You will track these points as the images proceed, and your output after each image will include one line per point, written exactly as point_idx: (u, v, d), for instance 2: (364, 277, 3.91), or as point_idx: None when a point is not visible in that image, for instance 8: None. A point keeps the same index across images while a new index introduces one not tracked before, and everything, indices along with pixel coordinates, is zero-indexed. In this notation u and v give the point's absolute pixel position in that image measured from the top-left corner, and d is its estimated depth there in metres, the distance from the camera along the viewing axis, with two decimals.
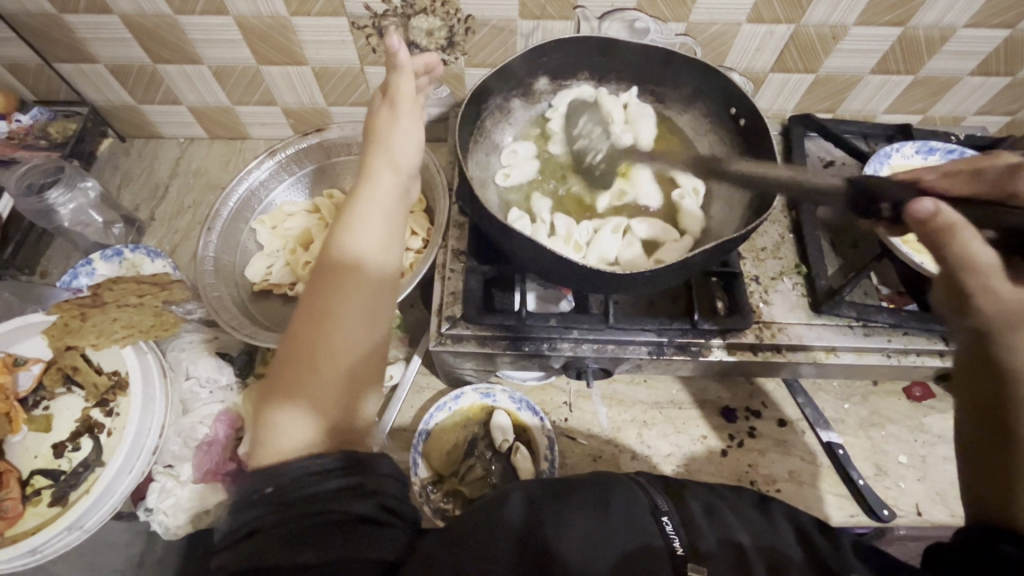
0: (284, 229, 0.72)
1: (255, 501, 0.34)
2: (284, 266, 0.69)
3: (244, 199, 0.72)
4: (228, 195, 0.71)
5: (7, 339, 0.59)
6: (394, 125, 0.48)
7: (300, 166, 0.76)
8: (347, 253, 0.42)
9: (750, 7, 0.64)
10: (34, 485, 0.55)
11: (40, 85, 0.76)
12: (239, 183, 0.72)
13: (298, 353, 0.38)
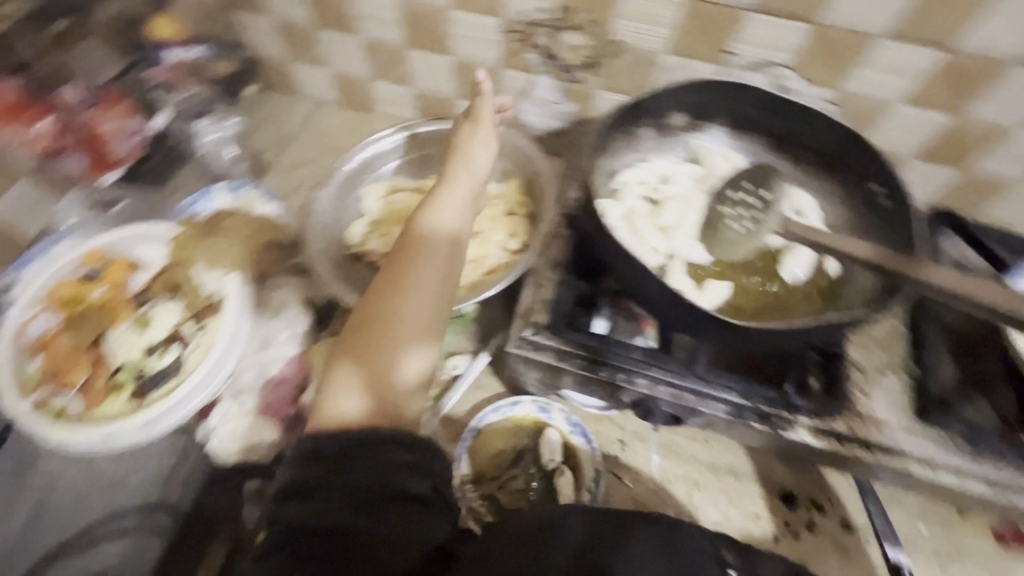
0: (390, 202, 0.74)
1: (318, 458, 0.39)
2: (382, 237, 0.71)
3: (363, 165, 0.76)
4: (351, 158, 0.75)
5: (132, 241, 0.65)
6: (470, 149, 0.55)
7: (419, 148, 0.79)
8: (416, 248, 0.48)
9: (912, 88, 0.62)
10: (119, 376, 0.58)
11: (213, 26, 0.83)
12: (364, 150, 0.76)
13: (366, 329, 0.44)
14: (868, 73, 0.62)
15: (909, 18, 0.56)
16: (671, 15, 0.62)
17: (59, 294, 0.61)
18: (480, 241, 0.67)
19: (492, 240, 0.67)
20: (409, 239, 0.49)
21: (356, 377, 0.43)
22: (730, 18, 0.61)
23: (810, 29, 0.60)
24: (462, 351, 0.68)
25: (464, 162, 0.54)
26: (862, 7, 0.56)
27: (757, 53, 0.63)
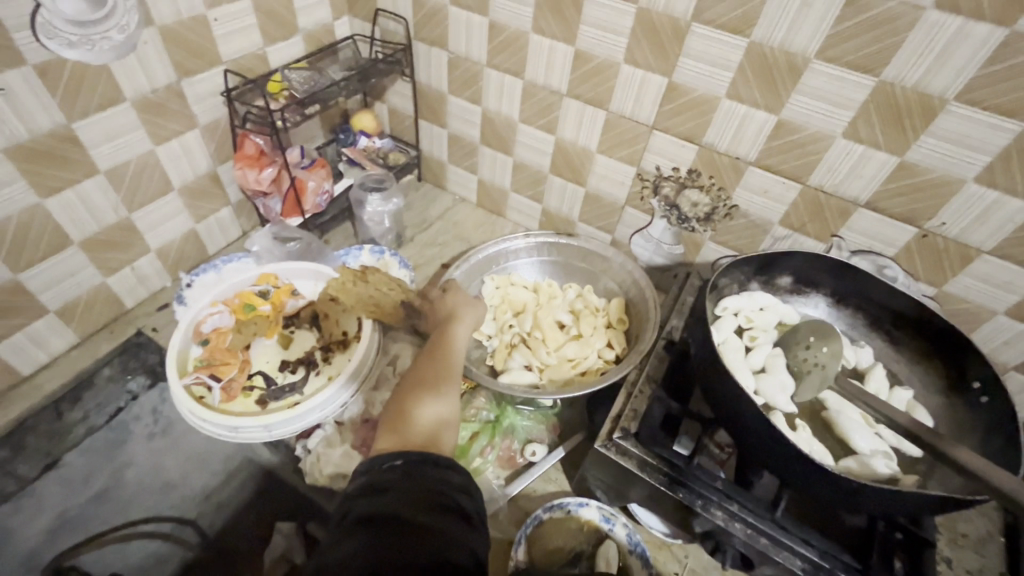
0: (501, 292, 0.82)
1: (387, 469, 0.42)
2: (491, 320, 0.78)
3: (491, 257, 0.85)
4: (483, 250, 0.84)
5: (296, 274, 0.78)
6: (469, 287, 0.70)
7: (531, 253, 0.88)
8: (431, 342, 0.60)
9: (1013, 302, 0.66)
10: (253, 381, 0.69)
11: (400, 127, 1.05)
12: (496, 245, 0.85)
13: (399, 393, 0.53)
14: (970, 279, 0.67)
15: (1015, 242, 0.62)
16: (788, 195, 0.73)
17: (234, 301, 0.73)
18: (583, 343, 0.74)
19: (594, 345, 0.75)
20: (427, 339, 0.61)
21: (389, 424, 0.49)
22: (842, 208, 0.70)
23: (917, 232, 0.67)
24: (540, 441, 0.71)
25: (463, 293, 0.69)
26: (968, 222, 0.63)
27: (862, 240, 0.71)
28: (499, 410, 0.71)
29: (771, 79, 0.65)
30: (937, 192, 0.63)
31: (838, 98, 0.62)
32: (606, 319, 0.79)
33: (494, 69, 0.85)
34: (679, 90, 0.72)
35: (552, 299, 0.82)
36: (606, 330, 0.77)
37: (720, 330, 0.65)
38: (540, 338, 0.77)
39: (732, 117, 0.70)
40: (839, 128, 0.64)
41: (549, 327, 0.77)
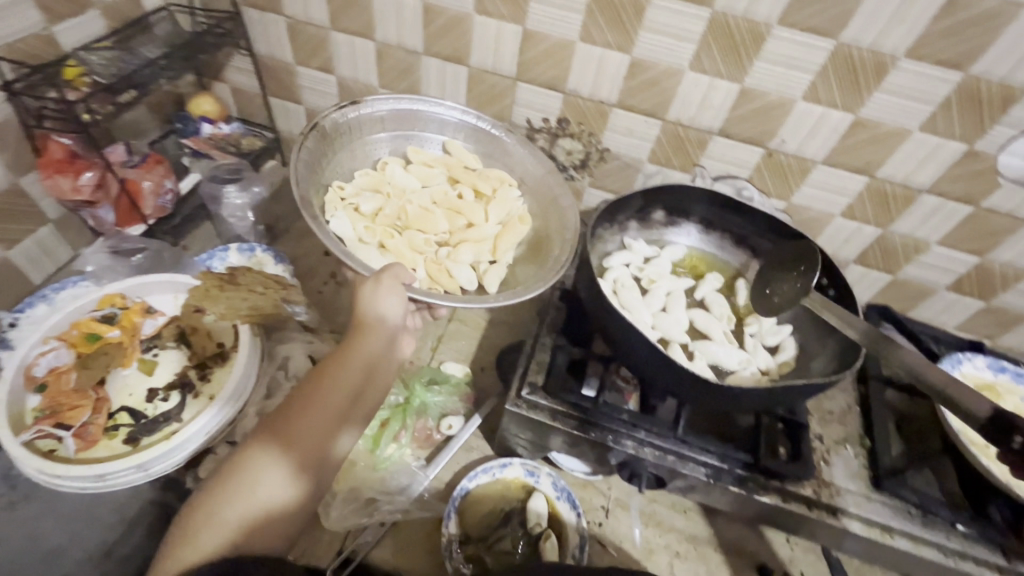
0: (362, 211, 0.64)
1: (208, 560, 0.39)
2: (405, 245, 0.64)
3: (305, 181, 0.59)
4: (297, 177, 0.58)
5: (148, 288, 0.68)
6: (377, 296, 0.51)
7: (345, 138, 0.67)
8: (322, 396, 0.46)
9: (845, 204, 0.76)
10: (117, 419, 0.60)
11: (248, 108, 0.93)
12: (299, 162, 0.59)
13: (296, 443, 0.45)
14: (810, 189, 0.75)
15: (841, 150, 0.70)
16: (652, 132, 0.76)
17: (73, 334, 0.63)
18: (499, 199, 0.67)
19: (508, 196, 0.68)
20: (333, 371, 0.48)
21: (282, 497, 0.44)
22: (700, 139, 0.74)
23: (764, 152, 0.73)
24: (456, 413, 0.70)
25: (369, 305, 0.50)
26: (803, 137, 0.70)
27: (721, 166, 0.77)
28: (409, 392, 0.69)
29: (619, 18, 0.65)
30: (775, 113, 0.69)
31: (681, 32, 0.65)
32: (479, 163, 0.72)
33: (341, 31, 0.77)
34: (535, 38, 0.70)
35: (422, 177, 0.68)
36: (492, 176, 0.70)
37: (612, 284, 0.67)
38: (462, 229, 0.67)
39: (589, 60, 0.70)
40: (686, 62, 0.67)
41: (460, 211, 0.67)
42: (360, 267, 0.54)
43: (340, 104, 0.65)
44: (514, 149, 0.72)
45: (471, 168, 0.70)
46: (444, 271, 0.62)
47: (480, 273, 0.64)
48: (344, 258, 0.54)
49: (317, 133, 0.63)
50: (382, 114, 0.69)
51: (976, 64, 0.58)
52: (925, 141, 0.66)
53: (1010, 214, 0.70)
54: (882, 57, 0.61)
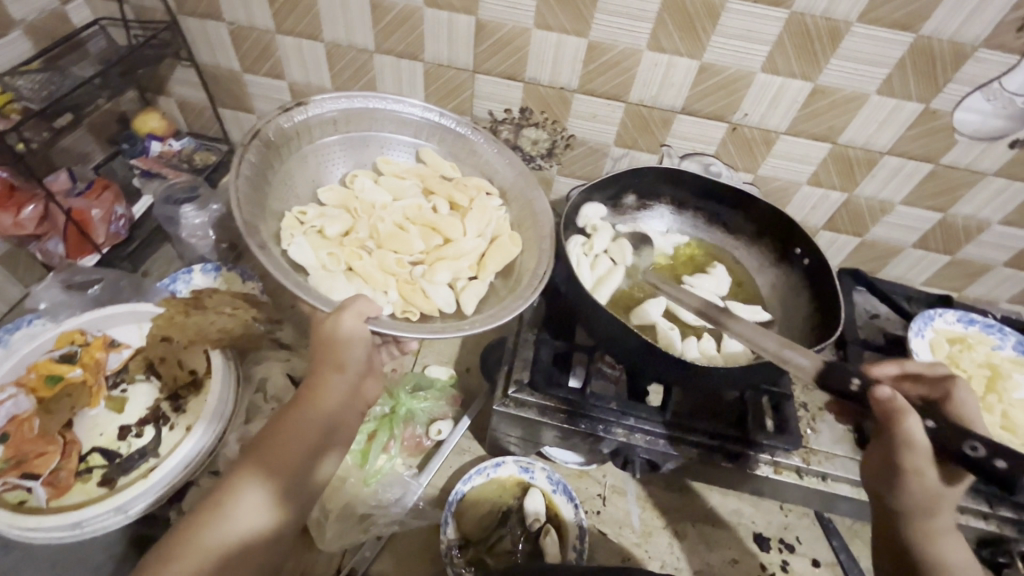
0: (327, 234, 0.60)
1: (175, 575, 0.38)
2: (376, 265, 0.60)
3: (247, 199, 0.55)
4: (238, 197, 0.54)
5: (109, 321, 0.65)
6: (342, 326, 0.48)
7: (296, 145, 0.63)
8: (298, 421, 0.46)
9: (811, 172, 0.77)
10: (88, 462, 0.57)
11: (198, 121, 0.89)
12: (240, 178, 0.55)
13: (271, 472, 0.43)
14: (776, 160, 0.76)
15: (802, 119, 0.70)
16: (616, 115, 0.75)
17: (31, 378, 0.59)
18: (476, 210, 0.63)
19: (487, 206, 0.64)
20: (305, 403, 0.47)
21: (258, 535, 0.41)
22: (663, 118, 0.74)
23: (728, 126, 0.73)
24: (444, 417, 0.69)
25: (336, 335, 0.48)
26: (765, 108, 0.70)
27: (687, 144, 0.77)
28: (394, 401, 0.67)
29: (572, 1, 0.64)
30: (736, 86, 0.68)
31: (637, 11, 0.63)
32: (453, 173, 0.68)
33: (287, 34, 0.74)
34: (489, 27, 0.68)
35: (393, 191, 0.66)
36: (471, 189, 0.66)
37: (590, 238, 0.69)
38: (438, 246, 0.63)
39: (546, 46, 0.69)
40: (643, 41, 0.66)
41: (435, 227, 0.64)
42: (315, 302, 0.51)
43: (286, 109, 0.62)
44: (490, 154, 0.70)
45: (442, 179, 0.67)
46: (419, 291, 0.58)
47: (458, 292, 0.60)
48: (292, 288, 0.51)
49: (262, 144, 0.59)
50: (335, 116, 0.65)
51: (926, 24, 0.59)
52: (883, 103, 0.67)
53: (969, 168, 0.72)
54: (836, 23, 0.61)
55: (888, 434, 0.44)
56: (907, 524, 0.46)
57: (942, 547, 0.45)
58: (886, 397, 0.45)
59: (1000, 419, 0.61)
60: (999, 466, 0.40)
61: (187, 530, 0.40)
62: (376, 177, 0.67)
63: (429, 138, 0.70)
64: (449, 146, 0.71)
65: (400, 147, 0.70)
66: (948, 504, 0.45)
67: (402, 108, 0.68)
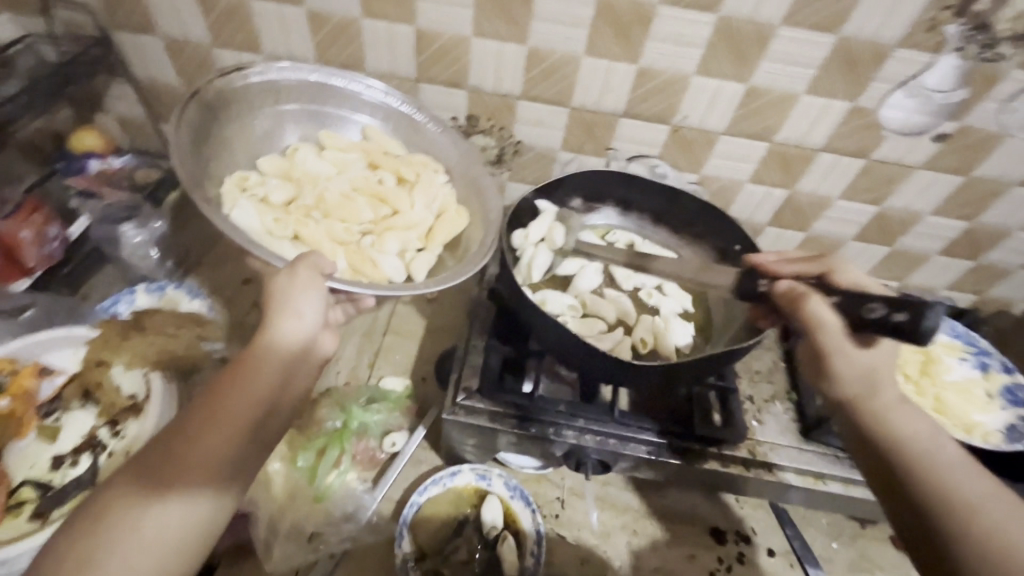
0: (272, 202, 0.56)
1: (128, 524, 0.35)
2: (324, 234, 0.57)
3: (183, 160, 0.51)
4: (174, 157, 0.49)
5: (42, 346, 0.61)
6: (294, 286, 0.47)
7: (237, 110, 0.59)
8: (246, 380, 0.43)
9: (752, 171, 0.79)
10: (19, 496, 0.54)
11: (139, 137, 0.87)
12: (175, 139, 0.51)
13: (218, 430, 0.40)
14: (718, 160, 0.78)
15: (739, 119, 0.72)
16: (560, 120, 0.76)
17: None
18: (424, 184, 0.61)
19: (434, 180, 0.62)
20: (243, 370, 0.43)
21: (201, 508, 0.38)
22: (607, 121, 0.75)
23: (670, 128, 0.75)
24: (399, 428, 0.68)
25: (285, 295, 0.47)
26: (703, 110, 0.72)
27: (632, 147, 0.78)
28: (346, 415, 0.66)
29: (509, 10, 0.65)
30: (673, 89, 0.70)
31: (573, 18, 0.65)
32: (402, 147, 0.65)
33: (225, 47, 0.73)
34: (429, 37, 0.69)
35: (338, 163, 0.62)
36: (418, 161, 0.63)
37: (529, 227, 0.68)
38: (387, 217, 0.61)
39: (487, 54, 0.69)
40: (581, 47, 0.67)
41: (382, 198, 0.61)
42: (267, 257, 0.49)
43: (226, 71, 0.57)
44: (435, 134, 0.67)
45: (391, 151, 0.64)
46: (368, 261, 0.56)
47: (407, 262, 0.58)
48: (245, 245, 0.48)
49: (200, 106, 0.55)
50: (280, 84, 0.61)
51: (847, 25, 0.61)
52: (813, 102, 0.69)
53: (898, 163, 0.75)
54: (762, 26, 0.63)
55: (800, 318, 0.51)
56: (864, 419, 0.46)
57: (895, 419, 0.45)
58: (786, 286, 0.53)
59: (933, 401, 0.63)
60: (898, 318, 0.42)
61: (113, 512, 0.36)
62: (321, 150, 0.63)
63: (375, 115, 0.66)
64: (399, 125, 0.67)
65: (346, 122, 0.65)
66: (886, 373, 0.47)
67: (348, 83, 0.64)
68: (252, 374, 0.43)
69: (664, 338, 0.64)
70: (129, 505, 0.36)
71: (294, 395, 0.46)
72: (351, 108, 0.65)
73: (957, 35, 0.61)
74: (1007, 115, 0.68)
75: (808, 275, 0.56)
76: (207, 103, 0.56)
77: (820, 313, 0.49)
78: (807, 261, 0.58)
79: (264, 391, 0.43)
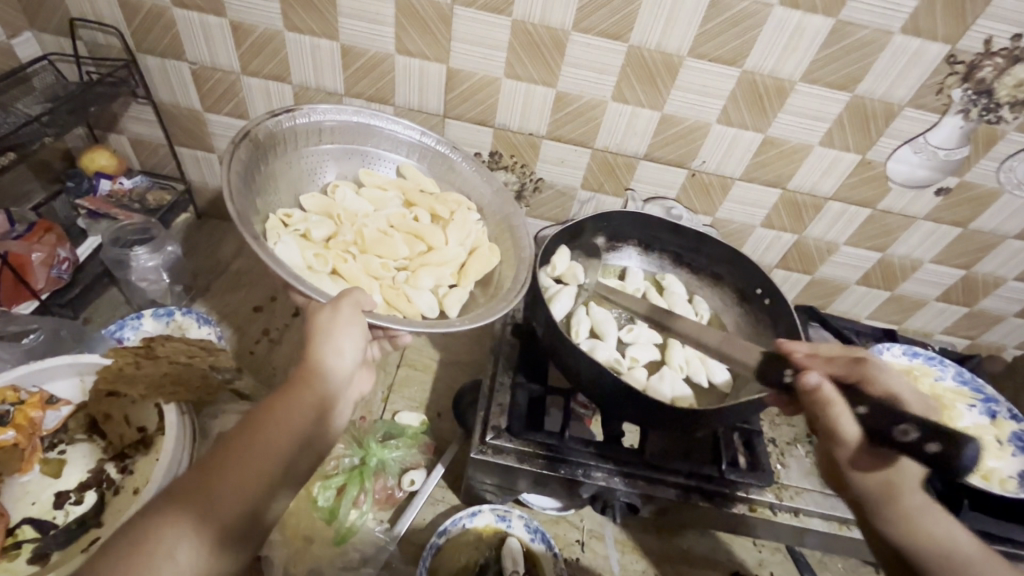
0: (313, 238, 0.58)
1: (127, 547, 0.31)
2: (361, 270, 0.59)
3: (237, 194, 0.51)
4: (230, 190, 0.50)
5: (45, 374, 0.58)
6: (338, 322, 0.46)
7: (282, 149, 0.60)
8: (280, 417, 0.40)
9: (763, 216, 0.81)
10: (18, 536, 0.51)
11: (152, 159, 0.86)
12: (230, 174, 0.51)
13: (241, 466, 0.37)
14: (732, 204, 0.81)
15: (754, 167, 0.75)
16: (582, 160, 0.78)
17: None
18: (459, 222, 0.62)
19: (468, 219, 0.63)
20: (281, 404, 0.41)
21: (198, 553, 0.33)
22: (627, 164, 0.77)
23: (687, 172, 0.77)
24: (417, 465, 0.66)
25: (329, 330, 0.46)
26: (721, 157, 0.75)
27: (649, 188, 0.80)
28: (364, 451, 0.63)
29: (540, 54, 0.67)
30: (693, 136, 0.73)
31: (601, 65, 0.67)
32: (436, 186, 0.67)
33: (253, 76, 0.73)
34: (460, 76, 0.70)
35: (375, 201, 0.64)
36: (452, 200, 0.65)
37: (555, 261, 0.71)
38: (421, 254, 0.62)
39: (515, 95, 0.71)
40: (607, 92, 0.69)
41: (417, 235, 0.63)
42: (310, 292, 0.48)
43: (275, 112, 0.58)
44: (469, 173, 0.69)
45: (427, 191, 0.66)
46: (402, 296, 0.58)
47: (440, 299, 0.60)
48: (290, 280, 0.48)
49: (252, 143, 0.55)
50: (323, 126, 0.62)
51: (861, 85, 0.65)
52: (825, 154, 0.72)
53: (902, 213, 0.78)
54: (782, 81, 0.66)
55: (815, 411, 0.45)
56: (881, 520, 0.45)
57: (923, 523, 0.43)
58: (813, 384, 0.44)
59: None
60: (932, 449, 0.37)
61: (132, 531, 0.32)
62: (358, 188, 0.65)
63: (410, 155, 0.68)
64: (434, 164, 0.69)
65: (382, 160, 0.68)
66: (900, 482, 0.45)
67: (386, 124, 0.66)
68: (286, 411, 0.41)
69: (698, 369, 0.68)
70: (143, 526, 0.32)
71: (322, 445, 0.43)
72: (387, 148, 0.67)
73: (961, 99, 0.65)
74: (1004, 173, 0.72)
75: (844, 378, 0.46)
76: (256, 140, 0.56)
77: (840, 425, 0.44)
78: (842, 358, 0.47)
79: (302, 423, 0.41)
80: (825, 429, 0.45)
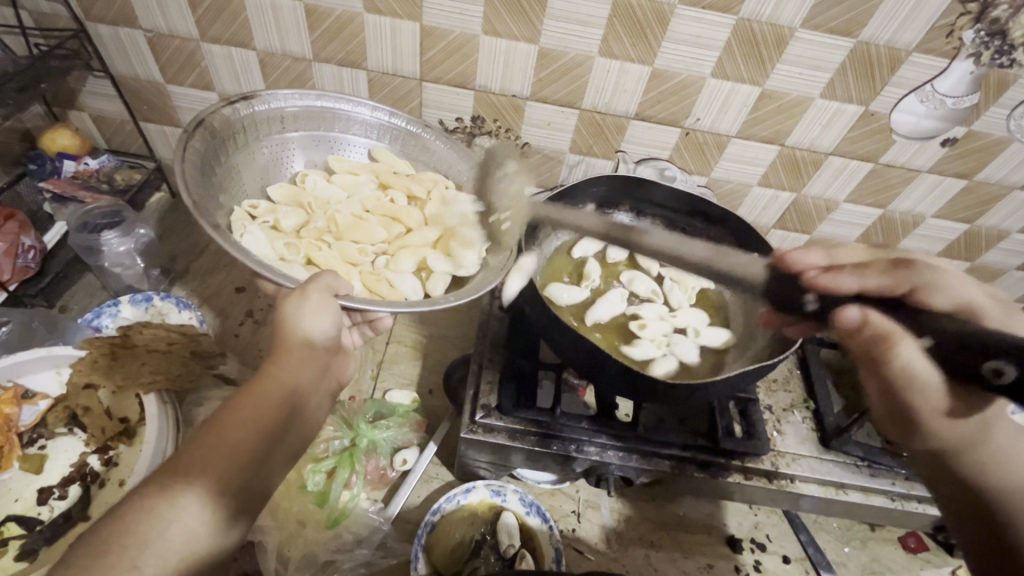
0: (283, 228, 0.55)
1: (114, 549, 0.31)
2: (337, 257, 0.56)
3: (197, 188, 0.48)
4: (187, 184, 0.47)
5: (19, 369, 0.57)
6: (305, 309, 0.44)
7: (243, 139, 0.56)
8: (254, 407, 0.40)
9: (761, 174, 0.78)
10: (4, 533, 0.51)
11: (118, 137, 0.82)
12: (189, 168, 0.48)
13: (220, 460, 0.36)
14: (727, 163, 0.77)
15: (751, 122, 0.71)
16: (569, 122, 0.73)
17: None
18: (437, 201, 0.61)
19: (447, 197, 0.61)
20: (254, 394, 0.40)
21: (195, 544, 0.34)
22: (618, 123, 0.73)
23: (681, 131, 0.73)
24: (409, 445, 0.65)
25: (297, 322, 0.44)
26: (716, 113, 0.71)
27: (642, 149, 0.76)
28: (354, 432, 0.63)
29: (521, 8, 0.62)
30: (688, 91, 0.68)
31: (586, 17, 0.62)
32: (411, 167, 0.65)
33: (214, 42, 0.68)
34: (435, 34, 0.65)
35: (348, 187, 0.61)
36: (430, 181, 0.63)
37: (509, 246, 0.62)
38: (400, 238, 0.60)
39: (496, 54, 0.66)
40: (595, 47, 0.65)
41: (394, 221, 0.60)
42: (278, 278, 0.46)
43: (231, 99, 0.54)
44: (445, 150, 0.66)
45: (403, 172, 0.63)
46: (383, 282, 0.55)
47: (424, 282, 0.58)
48: (256, 270, 0.45)
49: (208, 134, 0.52)
50: (286, 111, 0.58)
51: (865, 30, 0.61)
52: (827, 106, 0.68)
53: (906, 166, 0.75)
54: (781, 28, 0.61)
55: (880, 361, 0.44)
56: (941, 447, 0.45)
57: (994, 470, 0.44)
58: (857, 319, 0.46)
59: None
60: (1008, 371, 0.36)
61: (116, 532, 0.32)
62: (328, 175, 0.61)
63: (381, 137, 0.64)
64: (408, 144, 0.65)
65: (352, 145, 0.64)
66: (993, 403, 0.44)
67: (354, 107, 0.62)
68: (260, 401, 0.40)
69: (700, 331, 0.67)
70: (125, 530, 0.32)
71: (304, 429, 0.43)
72: (359, 130, 0.63)
73: (973, 41, 0.61)
74: (1016, 119, 0.68)
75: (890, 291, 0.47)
76: (215, 132, 0.52)
77: (906, 358, 0.43)
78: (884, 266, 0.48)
79: (278, 414, 0.40)
80: (889, 361, 0.44)
